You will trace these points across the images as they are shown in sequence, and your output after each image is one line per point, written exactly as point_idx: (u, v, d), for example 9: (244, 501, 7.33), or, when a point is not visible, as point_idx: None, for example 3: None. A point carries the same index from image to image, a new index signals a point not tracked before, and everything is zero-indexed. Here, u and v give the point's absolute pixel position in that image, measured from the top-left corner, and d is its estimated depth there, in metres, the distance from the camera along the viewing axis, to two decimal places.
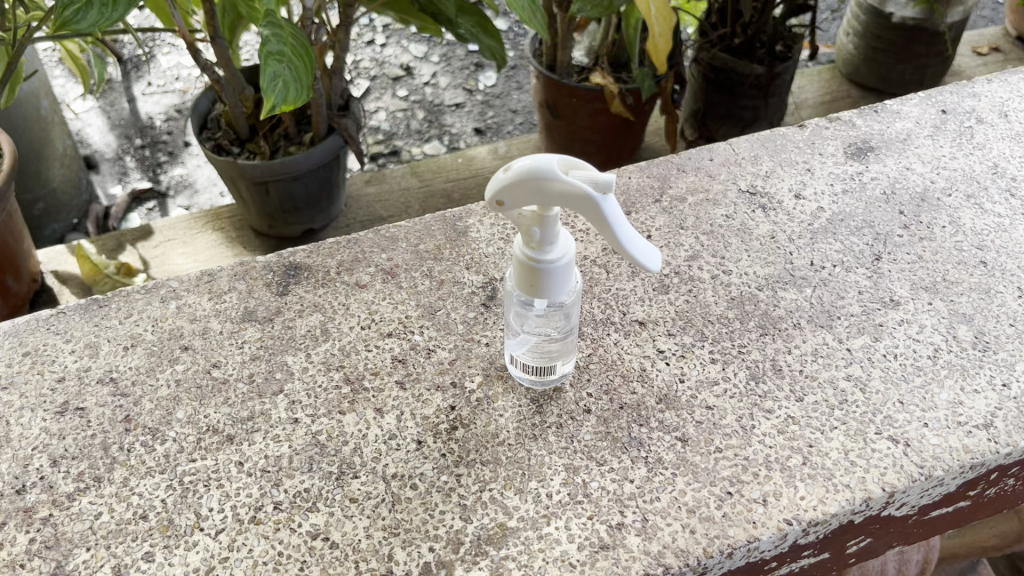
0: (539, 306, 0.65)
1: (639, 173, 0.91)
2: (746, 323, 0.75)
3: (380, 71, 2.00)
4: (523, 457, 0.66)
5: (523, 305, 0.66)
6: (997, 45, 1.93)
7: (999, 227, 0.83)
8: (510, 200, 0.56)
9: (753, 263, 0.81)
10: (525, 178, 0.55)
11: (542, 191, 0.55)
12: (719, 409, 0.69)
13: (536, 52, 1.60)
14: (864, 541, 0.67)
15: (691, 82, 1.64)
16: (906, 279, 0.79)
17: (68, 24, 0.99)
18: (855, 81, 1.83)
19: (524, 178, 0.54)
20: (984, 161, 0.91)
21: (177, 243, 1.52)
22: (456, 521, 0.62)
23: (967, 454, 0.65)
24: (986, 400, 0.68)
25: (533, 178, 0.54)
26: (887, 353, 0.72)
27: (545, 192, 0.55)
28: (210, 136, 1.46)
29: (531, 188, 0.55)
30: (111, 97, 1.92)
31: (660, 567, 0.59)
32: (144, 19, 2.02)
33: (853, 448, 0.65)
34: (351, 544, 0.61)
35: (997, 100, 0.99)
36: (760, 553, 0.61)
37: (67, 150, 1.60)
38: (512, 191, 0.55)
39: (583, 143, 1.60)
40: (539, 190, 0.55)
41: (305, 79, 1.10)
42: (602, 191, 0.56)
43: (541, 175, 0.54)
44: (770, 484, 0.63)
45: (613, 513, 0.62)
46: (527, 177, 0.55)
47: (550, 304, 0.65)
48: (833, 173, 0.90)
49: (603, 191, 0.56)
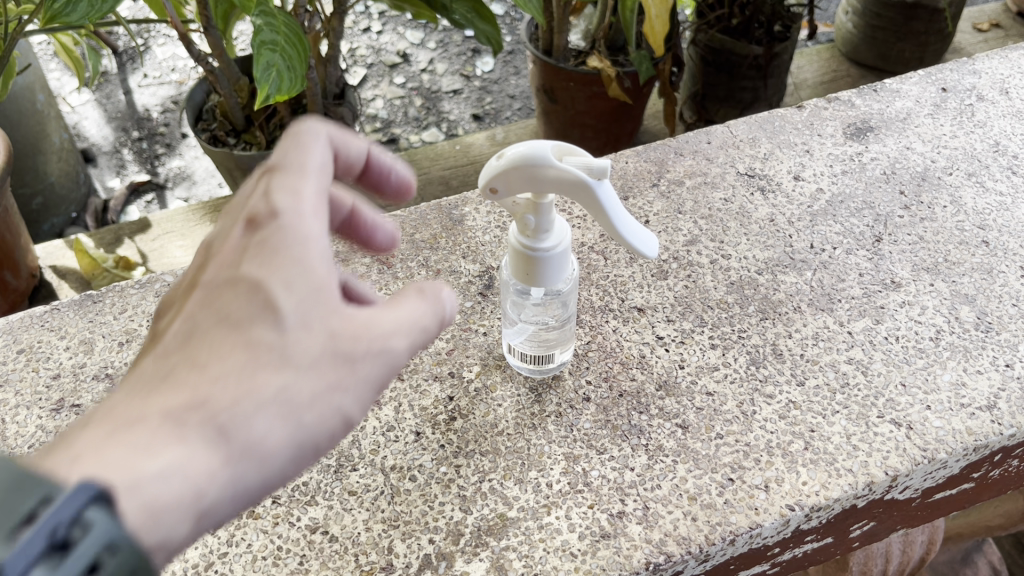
0: (536, 295, 0.66)
1: (636, 158, 0.90)
2: (746, 307, 0.75)
3: (377, 58, 1.97)
4: (523, 447, 0.66)
5: (520, 293, 0.66)
6: (998, 21, 1.91)
7: (1001, 205, 0.82)
8: (500, 188, 0.55)
9: (753, 246, 0.80)
10: (518, 165, 0.54)
11: (536, 178, 0.54)
12: (720, 395, 0.68)
13: (532, 37, 1.58)
14: (867, 524, 0.66)
15: (690, 64, 1.62)
16: (906, 260, 0.78)
17: (58, 17, 0.98)
18: (855, 61, 1.81)
19: (516, 164, 0.54)
20: (986, 139, 0.89)
21: (176, 235, 1.51)
22: (457, 513, 0.62)
23: (971, 436, 0.64)
24: (989, 381, 0.68)
25: (526, 165, 0.54)
26: (889, 335, 0.71)
27: (539, 178, 0.54)
28: (205, 127, 1.44)
29: (524, 175, 0.54)
30: (107, 90, 1.90)
31: (661, 555, 0.59)
32: (138, 11, 2.00)
33: (855, 432, 0.65)
34: (350, 537, 0.61)
35: (998, 77, 0.97)
36: (763, 539, 0.61)
37: (65, 144, 1.58)
38: (504, 178, 0.55)
39: (581, 128, 1.58)
40: (533, 177, 0.54)
41: (299, 69, 1.09)
42: (592, 174, 0.55)
43: (534, 161, 0.54)
44: (771, 469, 0.63)
45: (614, 502, 0.62)
46: (520, 164, 0.54)
47: (547, 292, 0.65)
48: (831, 154, 0.89)
49: (593, 173, 0.55)
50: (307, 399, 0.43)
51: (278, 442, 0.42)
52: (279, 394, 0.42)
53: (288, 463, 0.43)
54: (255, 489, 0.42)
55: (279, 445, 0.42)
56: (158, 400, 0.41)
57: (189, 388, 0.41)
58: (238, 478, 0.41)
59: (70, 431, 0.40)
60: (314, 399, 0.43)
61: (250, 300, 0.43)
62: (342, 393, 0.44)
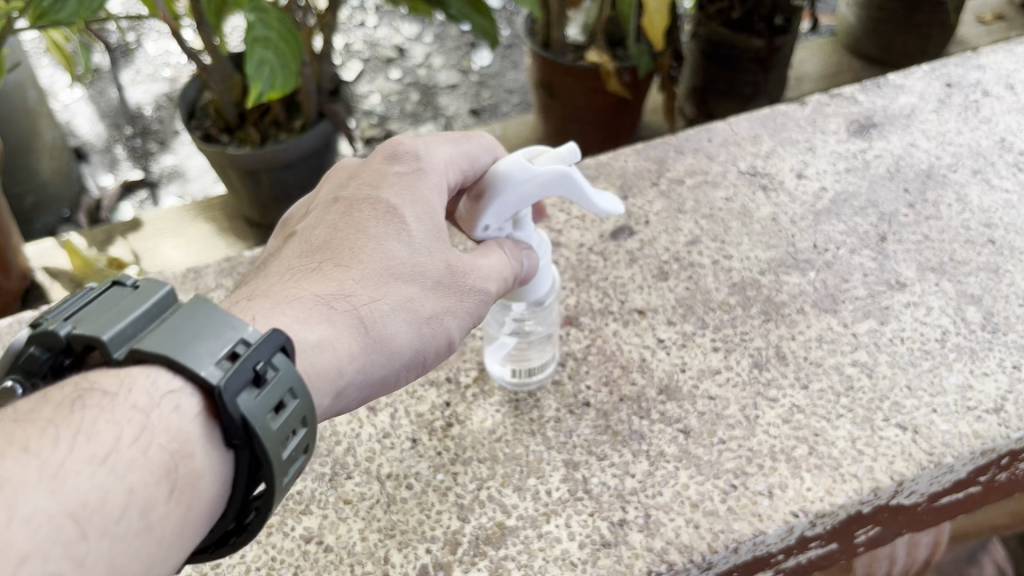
0: (518, 309, 0.64)
1: (636, 156, 0.89)
2: (748, 309, 0.73)
3: (372, 53, 1.94)
4: (521, 453, 0.64)
5: (500, 308, 0.64)
6: (1001, 13, 1.89)
7: (1008, 203, 0.81)
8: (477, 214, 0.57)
9: (754, 247, 0.79)
10: (502, 191, 0.56)
11: (521, 195, 0.56)
12: (722, 400, 0.67)
13: (530, 31, 1.55)
14: (872, 530, 0.65)
15: (690, 58, 1.60)
16: (911, 259, 0.76)
17: (47, 14, 0.96)
18: (857, 54, 1.80)
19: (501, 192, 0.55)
20: (991, 135, 0.88)
21: (169, 234, 1.49)
22: (454, 521, 0.61)
23: (978, 440, 0.63)
24: (997, 383, 0.66)
25: (510, 189, 0.55)
26: (894, 337, 0.70)
27: (524, 195, 0.56)
28: (198, 125, 1.42)
29: (509, 197, 0.56)
30: (99, 86, 1.87)
31: (664, 564, 0.57)
32: (131, 6, 1.98)
33: (860, 437, 0.64)
34: (346, 547, 0.59)
35: (1003, 72, 0.96)
36: (766, 546, 0.60)
37: (56, 141, 1.54)
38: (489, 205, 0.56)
39: (580, 124, 1.56)
40: (518, 196, 0.56)
41: (292, 65, 1.07)
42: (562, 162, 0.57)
43: (516, 184, 0.55)
44: (775, 475, 0.62)
45: (615, 510, 0.61)
46: (503, 189, 0.56)
47: (529, 305, 0.63)
48: (834, 151, 0.88)
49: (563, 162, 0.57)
50: (426, 312, 0.54)
51: (400, 344, 0.53)
52: (402, 304, 0.53)
53: (402, 366, 0.54)
54: (379, 379, 0.52)
55: (400, 343, 0.53)
56: (310, 284, 0.52)
57: (337, 282, 0.52)
58: (369, 366, 0.51)
59: (246, 297, 0.52)
60: (431, 314, 0.54)
61: (385, 225, 0.55)
62: (447, 316, 0.55)
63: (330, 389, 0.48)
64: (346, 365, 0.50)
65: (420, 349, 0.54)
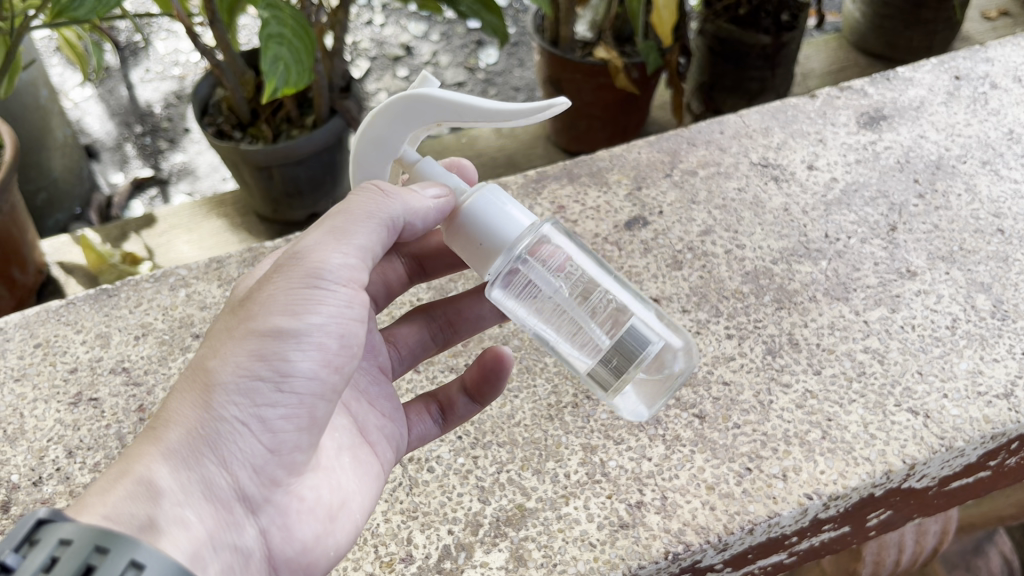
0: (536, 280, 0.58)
1: (649, 148, 0.90)
2: (761, 297, 0.75)
3: (380, 51, 1.95)
4: (540, 437, 0.66)
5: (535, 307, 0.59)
6: (1007, 9, 1.89)
7: (1016, 193, 0.82)
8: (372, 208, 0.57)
9: (767, 236, 0.80)
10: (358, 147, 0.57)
11: (375, 142, 0.57)
12: (736, 385, 0.68)
13: (538, 29, 1.56)
14: (884, 513, 0.66)
15: (698, 54, 1.61)
16: (921, 249, 0.78)
17: (65, 11, 0.93)
18: (863, 50, 1.81)
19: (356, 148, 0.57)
20: (999, 127, 0.89)
21: (181, 230, 1.50)
22: (475, 504, 0.62)
23: (988, 424, 0.64)
24: (1006, 369, 0.67)
25: (361, 140, 0.57)
26: (905, 324, 0.71)
27: (378, 141, 0.57)
28: (211, 122, 1.44)
29: (366, 149, 0.57)
30: (109, 84, 1.87)
31: (681, 545, 0.59)
32: (142, 6, 1.99)
33: (872, 421, 0.65)
34: (370, 529, 0.61)
35: (1011, 65, 0.97)
36: (781, 528, 0.61)
37: (68, 139, 1.55)
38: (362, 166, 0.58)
39: (588, 120, 1.57)
40: (372, 143, 0.57)
41: (306, 62, 1.08)
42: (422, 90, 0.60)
43: (363, 135, 0.57)
44: (789, 459, 0.63)
45: (632, 492, 0.62)
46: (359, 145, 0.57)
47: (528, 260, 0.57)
48: (845, 143, 0.89)
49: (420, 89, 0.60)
50: (218, 350, 0.49)
51: (203, 399, 0.47)
52: (194, 374, 0.49)
53: (234, 408, 0.48)
54: (212, 442, 0.47)
55: (200, 397, 0.47)
56: None
57: None
58: (173, 447, 0.47)
59: None
60: (226, 344, 0.48)
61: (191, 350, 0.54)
62: (254, 321, 0.48)
63: (136, 498, 0.44)
64: (144, 472, 0.45)
65: (242, 377, 0.48)
